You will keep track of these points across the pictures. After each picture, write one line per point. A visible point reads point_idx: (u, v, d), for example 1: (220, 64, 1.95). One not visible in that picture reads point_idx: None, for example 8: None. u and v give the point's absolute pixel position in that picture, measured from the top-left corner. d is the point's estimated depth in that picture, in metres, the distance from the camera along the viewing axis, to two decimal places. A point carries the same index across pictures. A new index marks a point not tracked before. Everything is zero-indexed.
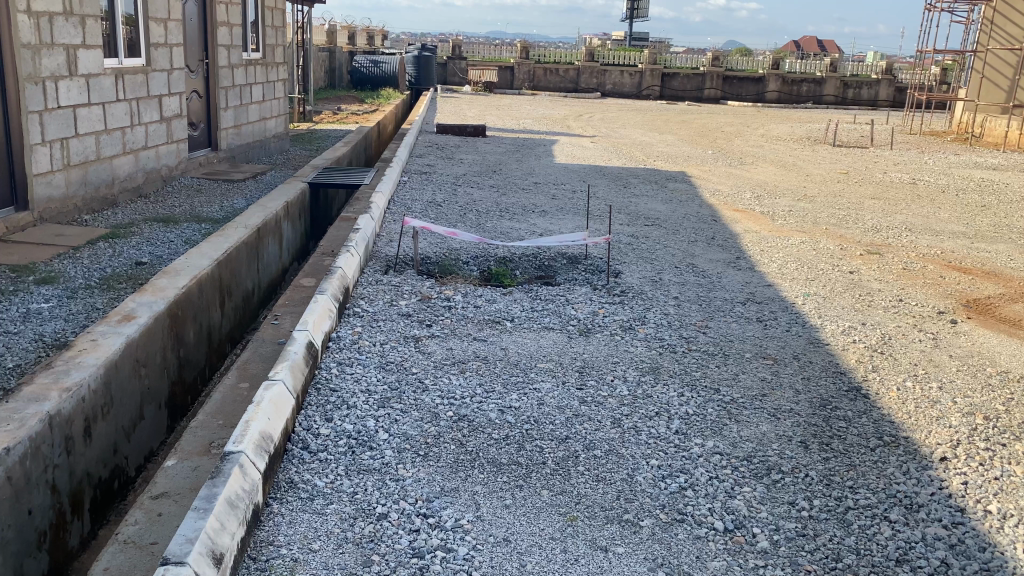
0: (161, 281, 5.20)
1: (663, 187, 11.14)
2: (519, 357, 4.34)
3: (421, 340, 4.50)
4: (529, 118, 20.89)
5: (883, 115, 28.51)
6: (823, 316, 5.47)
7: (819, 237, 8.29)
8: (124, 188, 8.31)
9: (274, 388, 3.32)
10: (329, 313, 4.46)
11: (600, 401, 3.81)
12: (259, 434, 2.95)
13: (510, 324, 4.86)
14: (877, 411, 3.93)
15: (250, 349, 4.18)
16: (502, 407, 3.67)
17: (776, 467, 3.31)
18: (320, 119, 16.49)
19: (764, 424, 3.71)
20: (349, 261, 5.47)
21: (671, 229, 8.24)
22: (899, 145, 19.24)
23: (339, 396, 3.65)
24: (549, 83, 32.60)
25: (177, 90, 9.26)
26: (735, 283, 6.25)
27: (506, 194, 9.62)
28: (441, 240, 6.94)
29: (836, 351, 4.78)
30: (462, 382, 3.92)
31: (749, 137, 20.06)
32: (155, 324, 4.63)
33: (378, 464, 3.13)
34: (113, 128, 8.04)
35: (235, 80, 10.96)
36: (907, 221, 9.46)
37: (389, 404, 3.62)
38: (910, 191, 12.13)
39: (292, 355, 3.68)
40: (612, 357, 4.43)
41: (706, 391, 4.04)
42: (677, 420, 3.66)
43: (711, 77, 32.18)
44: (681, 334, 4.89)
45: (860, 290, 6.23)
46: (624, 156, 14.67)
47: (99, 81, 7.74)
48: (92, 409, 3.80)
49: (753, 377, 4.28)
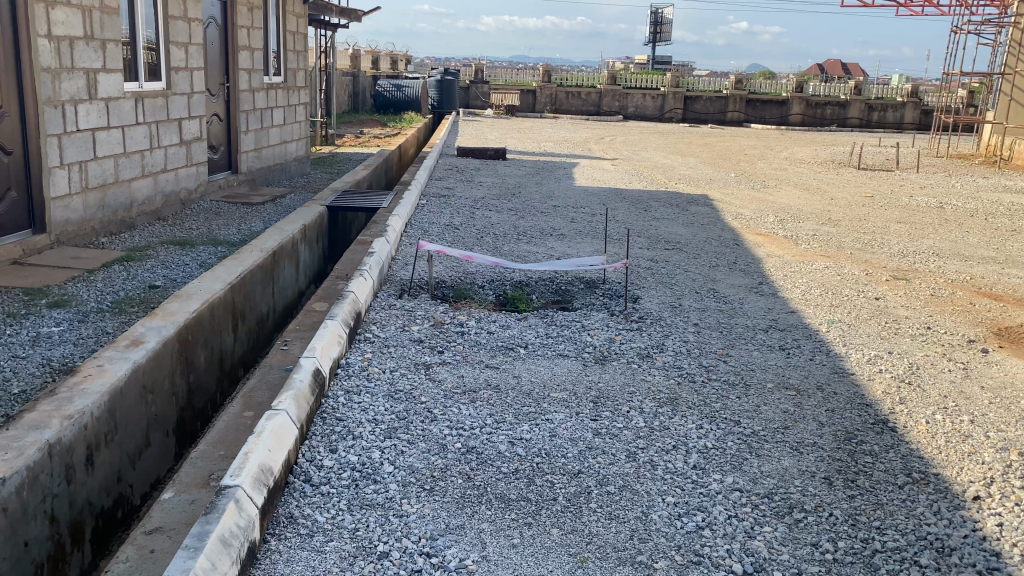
0: (172, 304, 5.15)
1: (684, 210, 11.01)
2: (531, 386, 4.21)
3: (431, 367, 4.39)
4: (549, 141, 20.84)
5: (909, 138, 28.21)
6: (848, 344, 5.30)
7: (844, 262, 8.09)
8: (142, 211, 8.32)
9: (276, 418, 3.22)
10: (338, 339, 4.37)
11: (615, 434, 3.67)
12: (258, 466, 2.86)
13: (523, 351, 4.75)
14: (906, 446, 3.75)
15: (257, 375, 4.08)
16: (512, 439, 3.54)
17: (798, 507, 3.15)
18: (342, 142, 16.57)
19: (786, 458, 3.56)
20: (362, 285, 5.39)
21: (692, 253, 8.10)
22: (925, 169, 18.95)
23: (345, 426, 3.55)
24: (571, 106, 32.66)
25: (197, 113, 9.30)
26: (757, 309, 6.11)
27: (525, 217, 9.53)
28: (457, 264, 6.85)
29: (862, 381, 4.61)
30: (471, 412, 3.79)
31: (772, 160, 19.93)
32: (164, 350, 4.58)
33: (382, 498, 3.01)
34: (132, 151, 8.07)
35: (256, 103, 11.01)
36: (935, 246, 9.24)
37: (395, 435, 3.50)
38: (937, 214, 11.90)
39: (297, 383, 3.58)
40: (628, 386, 4.29)
41: (726, 423, 3.89)
42: (694, 454, 3.52)
43: (734, 100, 32.09)
44: (701, 362, 4.74)
45: (885, 317, 6.06)
46: (645, 179, 14.55)
47: (119, 104, 7.78)
48: (95, 437, 3.73)
49: (775, 409, 4.11)
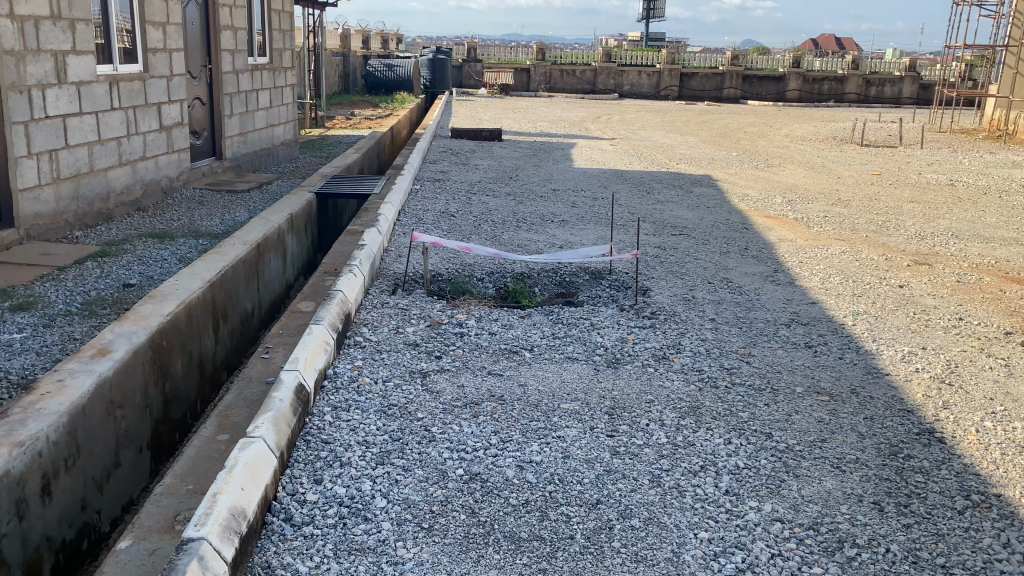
0: (145, 306, 4.74)
1: (688, 192, 10.58)
2: (539, 396, 3.81)
3: (428, 375, 3.99)
4: (545, 121, 20.33)
5: (909, 113, 27.77)
6: (877, 339, 4.91)
7: (861, 246, 7.68)
8: (120, 201, 7.87)
9: (251, 447, 2.81)
10: (324, 346, 3.96)
11: (636, 453, 3.28)
12: (229, 510, 2.46)
13: (529, 355, 4.34)
14: (959, 461, 3.37)
15: (235, 390, 3.68)
16: (521, 462, 3.14)
17: (849, 541, 2.76)
18: (332, 124, 16.06)
19: (827, 479, 3.17)
20: (352, 282, 4.96)
21: (701, 239, 7.69)
22: (930, 145, 18.51)
23: (331, 451, 3.15)
24: (565, 85, 32.04)
25: (178, 97, 8.82)
26: (776, 300, 5.70)
27: (523, 202, 9.09)
28: (454, 255, 6.42)
29: (899, 383, 4.22)
30: (474, 430, 3.39)
31: (773, 137, 19.48)
32: (134, 359, 4.18)
33: (372, 541, 2.62)
34: (107, 139, 7.61)
35: (241, 86, 10.52)
36: (952, 227, 8.84)
37: (389, 461, 3.10)
38: (948, 193, 11.50)
39: (276, 403, 3.17)
40: (646, 394, 3.89)
41: (757, 438, 3.49)
42: (725, 476, 3.13)
43: (730, 76, 31.56)
44: (722, 363, 4.35)
45: (912, 307, 5.66)
46: (645, 159, 14.10)
47: (92, 89, 7.31)
48: (53, 464, 3.34)
49: (809, 419, 3.72)
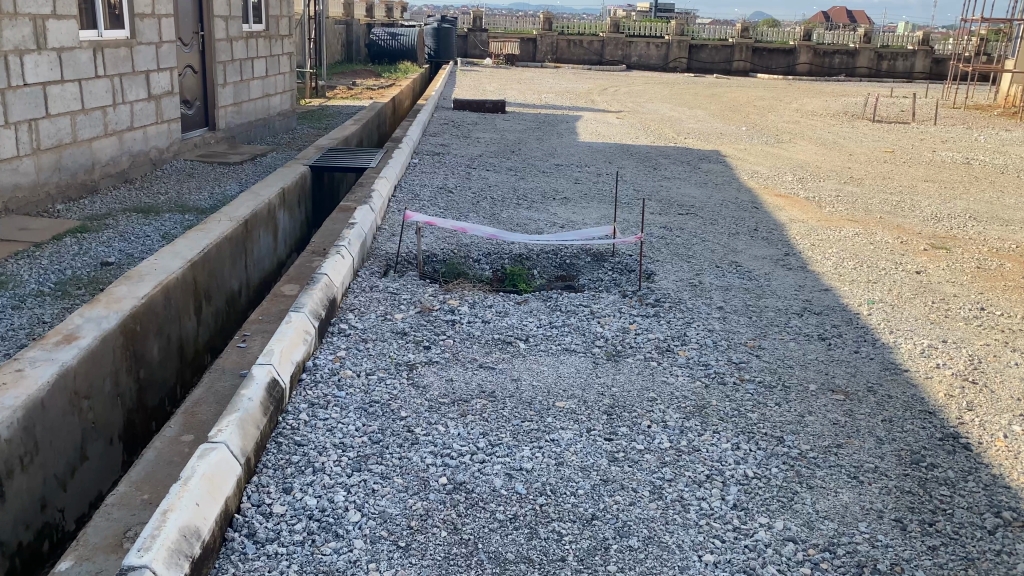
0: (119, 288, 4.47)
1: (696, 168, 10.25)
2: (533, 393, 3.55)
3: (415, 368, 3.73)
4: (551, 93, 19.89)
5: (922, 88, 27.24)
6: (894, 331, 4.63)
7: (875, 228, 7.38)
8: (106, 173, 7.59)
9: (210, 455, 2.56)
10: (304, 336, 3.69)
11: (636, 459, 3.02)
12: (179, 530, 2.22)
13: (523, 346, 4.08)
14: (987, 471, 3.10)
15: (206, 384, 3.43)
16: (511, 469, 2.88)
17: (870, 566, 2.51)
18: (332, 94, 15.68)
19: (844, 491, 2.91)
20: (339, 265, 4.69)
21: (708, 218, 7.40)
22: (944, 121, 18.05)
23: (304, 456, 2.90)
24: (572, 55, 31.42)
25: (167, 65, 8.49)
26: (787, 286, 5.42)
27: (525, 178, 8.78)
28: (450, 234, 6.14)
29: (918, 380, 3.94)
30: (461, 432, 3.13)
31: (783, 112, 19.05)
32: (103, 346, 3.92)
33: (342, 563, 2.37)
34: (91, 108, 7.30)
35: (236, 54, 10.17)
36: (969, 208, 8.52)
37: (366, 468, 2.84)
38: (964, 172, 11.15)
39: (244, 403, 2.91)
40: (647, 392, 3.62)
41: (768, 442, 3.23)
42: (733, 488, 2.87)
43: (740, 49, 30.96)
44: (730, 357, 4.08)
45: (931, 295, 5.38)
46: (651, 133, 13.74)
47: (74, 56, 6.99)
48: (6, 464, 3.10)
49: (823, 421, 3.46)
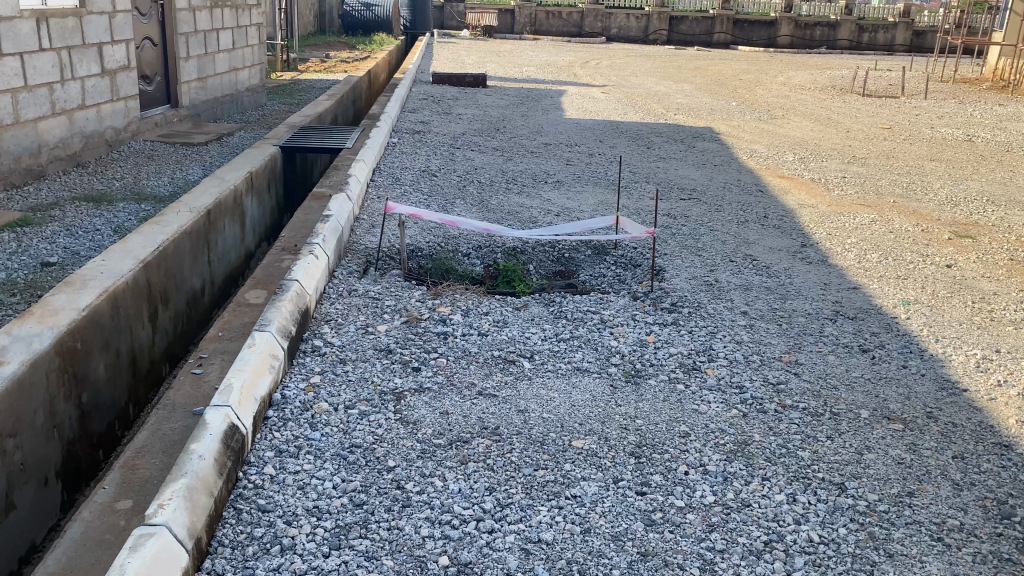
0: (57, 298, 3.84)
1: (691, 147, 9.68)
2: (546, 429, 2.99)
3: (404, 398, 3.16)
4: (532, 66, 19.17)
5: (907, 60, 26.78)
6: (940, 338, 4.13)
7: (891, 214, 6.87)
8: (55, 156, 6.89)
9: (146, 547, 1.99)
10: (271, 362, 3.10)
11: (678, 522, 2.48)
12: None
13: (527, 365, 3.52)
14: None
15: (152, 426, 2.84)
16: (528, 543, 2.34)
17: None
18: (307, 68, 14.90)
19: (931, 561, 2.40)
20: (312, 268, 4.08)
21: (713, 204, 6.85)
22: (935, 95, 17.63)
23: (271, 530, 2.32)
24: (551, 27, 30.56)
25: (123, 37, 7.74)
26: (810, 284, 4.90)
27: (513, 159, 8.17)
28: (436, 226, 5.54)
29: (983, 402, 3.44)
30: (462, 488, 2.57)
31: (771, 85, 18.54)
32: (34, 372, 3.31)
33: None
34: (37, 85, 6.59)
35: (199, 24, 9.41)
36: (984, 191, 8.04)
37: (347, 545, 2.28)
38: (969, 150, 10.69)
39: (194, 465, 2.33)
40: (677, 424, 3.08)
41: (828, 492, 2.71)
42: (799, 560, 2.35)
43: (721, 21, 30.27)
44: (766, 376, 3.54)
45: (968, 293, 4.89)
46: (640, 109, 13.15)
47: (15, 26, 6.27)
48: None
49: (887, 460, 2.94)
